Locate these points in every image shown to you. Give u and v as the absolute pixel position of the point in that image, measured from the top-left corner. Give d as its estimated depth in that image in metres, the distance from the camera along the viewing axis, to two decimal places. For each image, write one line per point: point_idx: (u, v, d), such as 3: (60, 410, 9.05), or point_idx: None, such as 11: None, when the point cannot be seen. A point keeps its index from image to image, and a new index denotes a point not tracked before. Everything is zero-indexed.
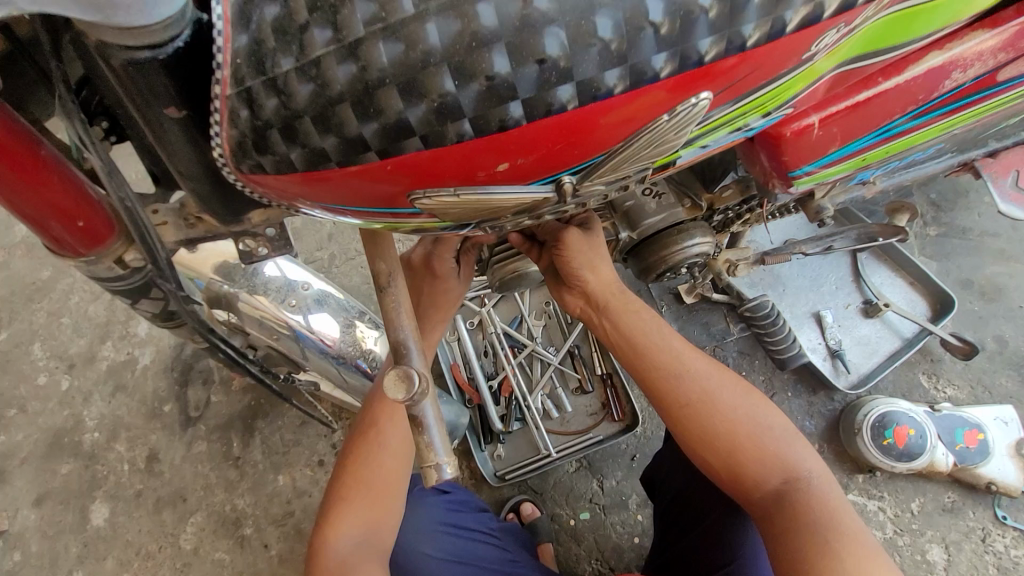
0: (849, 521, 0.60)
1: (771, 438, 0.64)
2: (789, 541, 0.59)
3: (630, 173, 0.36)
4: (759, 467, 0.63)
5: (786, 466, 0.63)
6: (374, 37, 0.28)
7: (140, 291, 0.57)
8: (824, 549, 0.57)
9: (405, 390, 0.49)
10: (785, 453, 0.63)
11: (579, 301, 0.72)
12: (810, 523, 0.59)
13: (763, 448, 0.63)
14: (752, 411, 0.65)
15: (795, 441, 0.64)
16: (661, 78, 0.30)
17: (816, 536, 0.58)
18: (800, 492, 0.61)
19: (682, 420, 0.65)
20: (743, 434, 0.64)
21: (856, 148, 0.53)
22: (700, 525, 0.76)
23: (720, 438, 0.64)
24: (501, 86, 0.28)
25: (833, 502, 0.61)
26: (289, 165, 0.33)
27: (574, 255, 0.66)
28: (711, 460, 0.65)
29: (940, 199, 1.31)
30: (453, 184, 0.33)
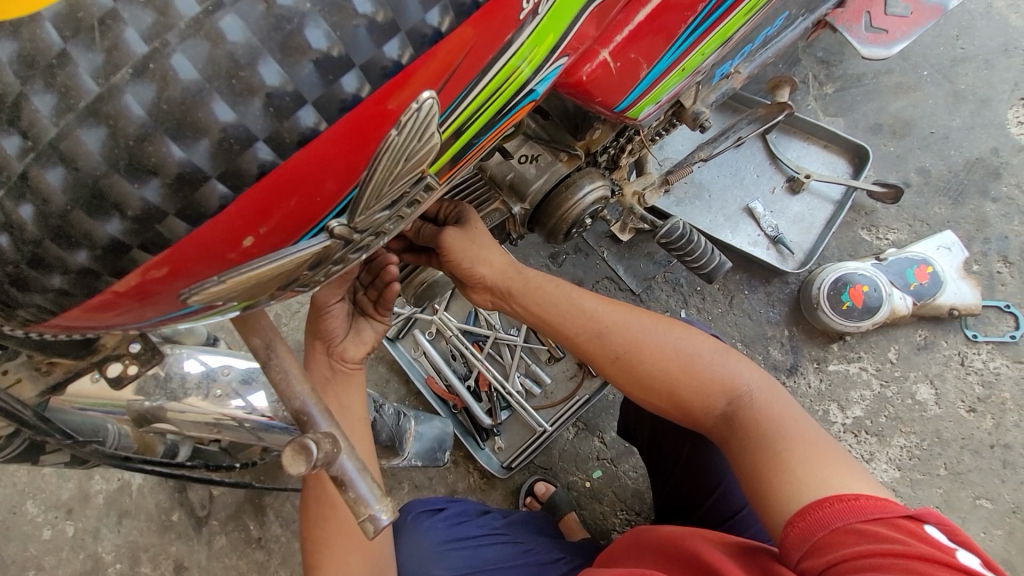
0: (797, 422, 0.60)
1: (703, 364, 0.65)
2: (745, 459, 0.60)
3: (405, 189, 0.34)
4: (699, 396, 0.64)
5: (727, 387, 0.63)
6: (36, 166, 0.26)
7: (34, 450, 0.55)
8: (777, 456, 0.57)
9: (307, 460, 0.46)
10: (720, 373, 0.64)
11: (485, 297, 0.73)
12: (760, 435, 0.59)
13: (699, 375, 0.64)
14: (679, 343, 0.66)
15: (728, 358, 0.65)
16: (362, 98, 0.27)
17: (766, 445, 0.58)
18: (744, 408, 0.62)
19: (618, 371, 0.67)
20: (676, 369, 0.65)
21: (669, 62, 0.51)
22: (679, 462, 0.78)
23: (657, 379, 0.65)
24: (188, 173, 0.26)
25: (777, 409, 0.61)
26: (46, 311, 0.31)
27: (460, 256, 0.67)
28: (657, 401, 0.66)
29: (828, 54, 1.30)
30: (213, 274, 0.30)
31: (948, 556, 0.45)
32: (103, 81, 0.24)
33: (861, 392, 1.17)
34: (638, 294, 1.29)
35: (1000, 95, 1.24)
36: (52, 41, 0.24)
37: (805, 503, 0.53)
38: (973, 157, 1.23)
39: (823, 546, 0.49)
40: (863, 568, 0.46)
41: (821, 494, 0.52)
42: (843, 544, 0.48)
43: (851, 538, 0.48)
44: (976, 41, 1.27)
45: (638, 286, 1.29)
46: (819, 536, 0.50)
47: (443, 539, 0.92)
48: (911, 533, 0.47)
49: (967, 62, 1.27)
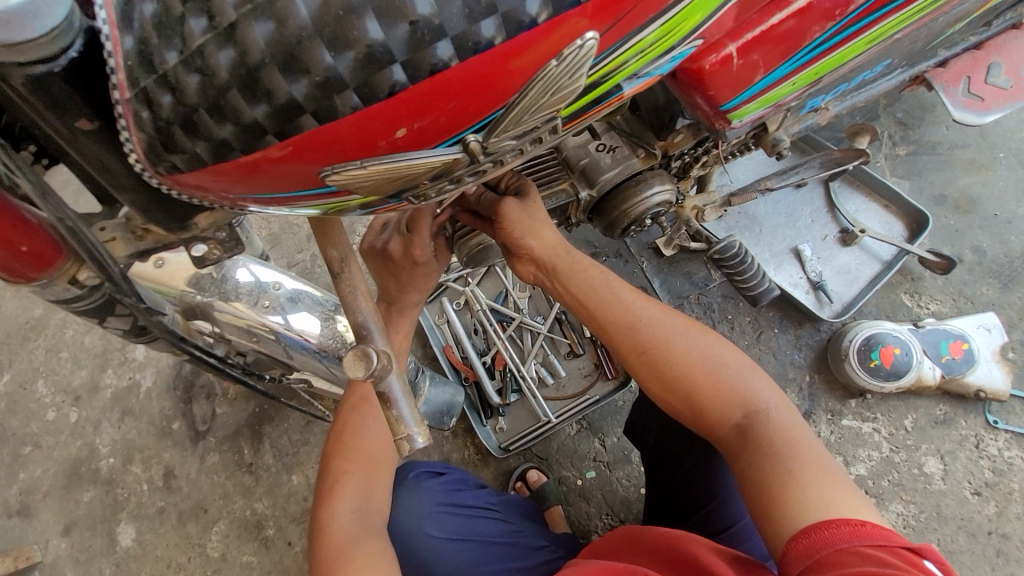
0: (809, 446, 0.63)
1: (727, 374, 0.68)
2: (753, 470, 0.62)
3: (537, 124, 0.36)
4: (717, 403, 0.67)
5: (746, 400, 0.66)
6: (248, 19, 0.28)
7: (105, 309, 0.59)
8: (785, 473, 0.60)
9: (365, 367, 0.50)
10: (742, 386, 0.67)
11: (529, 268, 0.75)
12: (771, 451, 0.62)
13: (721, 383, 0.67)
14: (708, 350, 0.69)
15: (752, 374, 0.68)
16: (538, 23, 0.30)
17: (776, 461, 0.61)
18: (760, 423, 0.65)
19: (642, 365, 0.69)
20: (700, 373, 0.68)
21: (783, 73, 0.53)
22: (681, 467, 0.81)
23: (679, 379, 0.68)
24: (378, 52, 0.29)
25: (792, 430, 0.64)
26: (200, 161, 0.34)
27: (513, 225, 0.69)
28: (674, 400, 0.69)
29: (907, 117, 1.30)
30: (357, 158, 0.33)
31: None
32: None
33: (869, 451, 1.17)
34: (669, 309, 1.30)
35: None
36: None
37: (808, 521, 0.55)
38: None
39: (826, 563, 0.52)
40: None
41: (820, 518, 0.55)
42: (846, 564, 0.51)
43: (855, 559, 0.51)
44: None
45: (670, 301, 1.30)
46: (823, 554, 0.52)
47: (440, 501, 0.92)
48: (912, 563, 0.50)
49: None
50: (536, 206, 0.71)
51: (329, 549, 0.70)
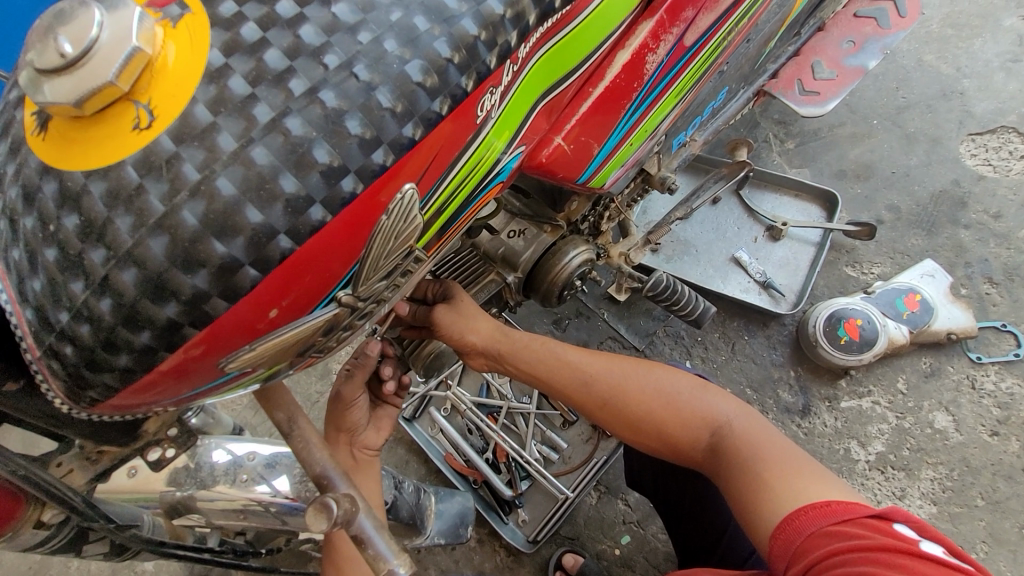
0: (776, 444, 0.67)
1: (684, 400, 0.74)
2: (732, 482, 0.66)
3: (397, 262, 0.42)
4: (684, 429, 0.73)
5: (707, 418, 0.72)
6: (116, 270, 0.34)
7: (77, 539, 0.60)
8: (760, 477, 0.63)
9: (327, 518, 0.50)
10: (700, 408, 0.73)
11: (480, 359, 0.81)
12: (743, 459, 0.66)
13: (681, 409, 0.73)
14: (660, 383, 0.76)
15: (706, 393, 0.74)
16: (357, 194, 0.36)
17: (750, 468, 0.65)
18: (726, 436, 0.70)
19: (607, 414, 0.76)
20: (659, 406, 0.74)
21: (616, 139, 0.61)
22: (687, 507, 0.82)
23: (643, 418, 0.74)
24: (228, 261, 0.34)
25: (756, 433, 0.69)
26: (110, 389, 0.38)
27: (449, 328, 0.74)
28: (645, 438, 0.75)
29: (784, 115, 1.43)
30: (245, 343, 0.38)
31: (911, 546, 0.50)
32: (167, 202, 0.33)
33: (879, 426, 1.16)
34: (642, 350, 1.32)
35: (949, 134, 1.35)
36: (130, 178, 0.33)
37: (784, 515, 0.58)
38: (938, 190, 1.31)
39: (803, 550, 0.55)
40: (838, 564, 0.51)
41: (801, 504, 0.58)
42: (817, 546, 0.54)
43: (825, 539, 0.54)
44: (916, 90, 1.40)
45: (641, 342, 1.33)
46: (798, 543, 0.55)
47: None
48: (877, 528, 0.52)
49: (912, 108, 1.39)
50: (468, 304, 0.76)
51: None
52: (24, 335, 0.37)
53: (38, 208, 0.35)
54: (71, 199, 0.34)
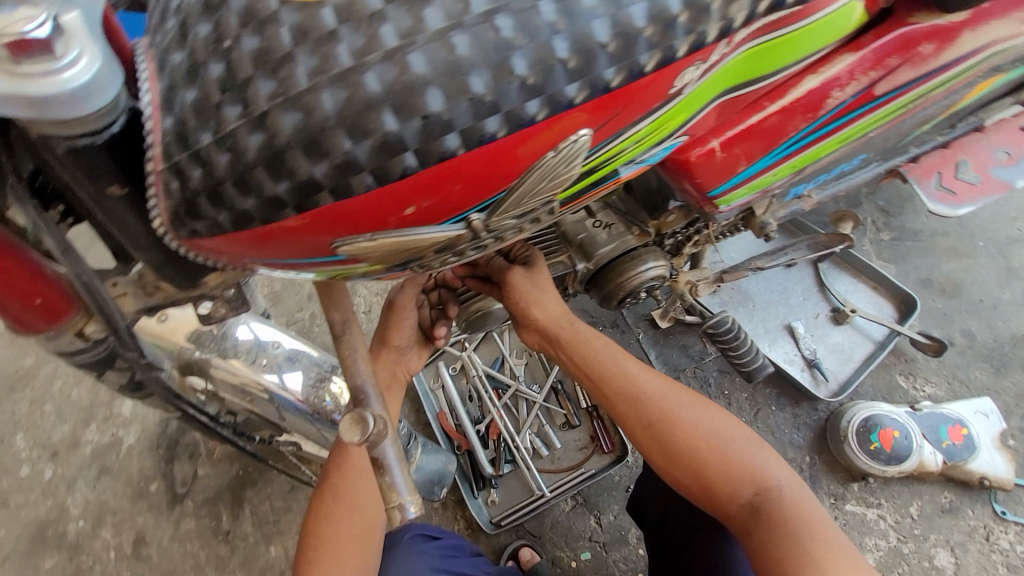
0: (822, 525, 0.68)
1: (737, 451, 0.72)
2: (771, 550, 0.67)
3: (537, 205, 0.39)
4: (729, 482, 0.71)
5: (757, 476, 0.71)
6: (277, 111, 0.32)
7: (106, 362, 0.59)
8: (804, 556, 0.66)
9: (360, 432, 0.50)
10: (751, 464, 0.71)
11: (535, 336, 0.79)
12: (787, 531, 0.67)
13: (730, 459, 0.71)
14: (715, 426, 0.73)
15: (760, 451, 0.72)
16: (536, 121, 0.33)
17: (793, 542, 0.67)
18: (772, 501, 0.69)
19: (649, 438, 0.74)
20: (708, 450, 0.72)
21: (766, 165, 0.56)
22: (693, 544, 0.83)
23: (687, 456, 0.72)
24: (393, 139, 0.32)
25: (803, 506, 0.69)
26: (219, 228, 0.37)
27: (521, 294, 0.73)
28: (681, 474, 0.73)
29: (888, 205, 1.37)
30: (369, 230, 0.36)
31: None
32: (357, 57, 0.31)
33: (877, 540, 1.12)
34: None
35: None
36: (327, 20, 0.31)
37: None
38: (1019, 334, 1.24)
39: None
40: None
41: None
42: None
43: None
44: None
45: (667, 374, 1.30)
46: None
47: (433, 565, 0.93)
48: None
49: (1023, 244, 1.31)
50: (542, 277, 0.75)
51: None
52: (151, 144, 0.35)
53: (216, 18, 0.33)
54: (256, 21, 0.32)
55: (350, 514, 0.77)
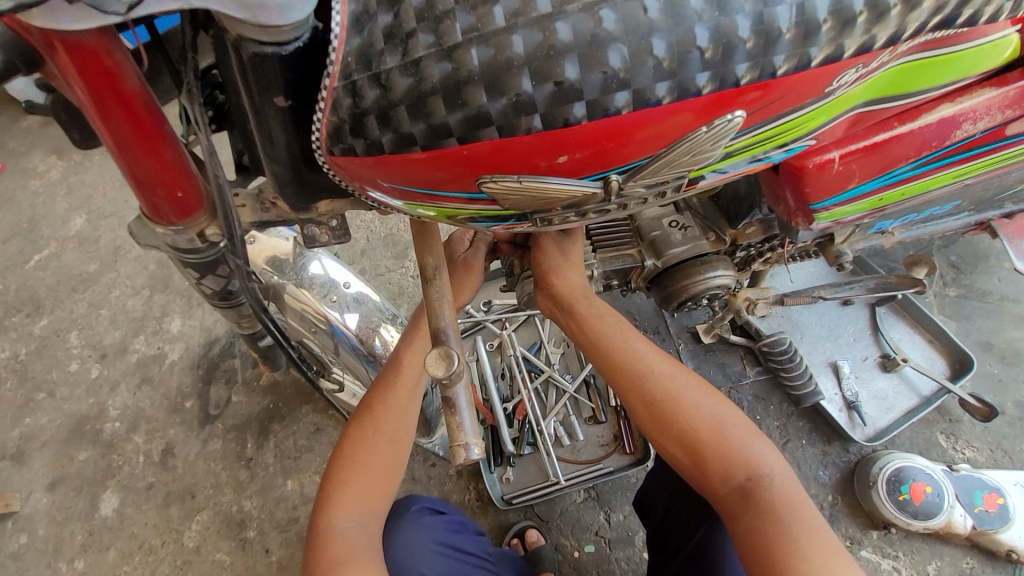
0: (810, 517, 0.67)
1: (734, 436, 0.72)
2: (757, 536, 0.67)
3: (669, 179, 0.41)
4: (722, 464, 0.71)
5: (749, 462, 0.71)
6: (468, 45, 0.34)
7: (210, 266, 0.63)
8: (787, 542, 0.65)
9: (445, 367, 0.53)
10: (746, 450, 0.71)
11: (550, 303, 0.82)
12: (774, 519, 0.67)
13: (725, 443, 0.72)
14: (714, 409, 0.74)
15: (757, 441, 0.72)
16: (702, 94, 0.35)
17: (779, 530, 0.66)
18: (763, 488, 0.69)
19: (649, 414, 0.75)
20: (706, 430, 0.72)
21: (875, 187, 0.57)
22: (692, 539, 0.86)
23: (685, 434, 0.73)
24: (569, 88, 0.34)
25: (793, 497, 0.69)
26: (378, 148, 0.39)
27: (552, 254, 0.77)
28: (677, 451, 0.74)
29: (960, 261, 1.34)
30: (518, 172, 0.38)
31: None
32: (555, 6, 0.33)
33: None
34: None
35: None
36: None
37: None
38: None
39: None
40: None
41: None
42: None
43: None
44: None
45: None
46: None
47: (437, 539, 0.92)
48: None
49: None
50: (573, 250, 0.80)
51: (331, 556, 0.73)
52: (332, 61, 0.36)
53: None
54: None
55: (393, 429, 0.80)
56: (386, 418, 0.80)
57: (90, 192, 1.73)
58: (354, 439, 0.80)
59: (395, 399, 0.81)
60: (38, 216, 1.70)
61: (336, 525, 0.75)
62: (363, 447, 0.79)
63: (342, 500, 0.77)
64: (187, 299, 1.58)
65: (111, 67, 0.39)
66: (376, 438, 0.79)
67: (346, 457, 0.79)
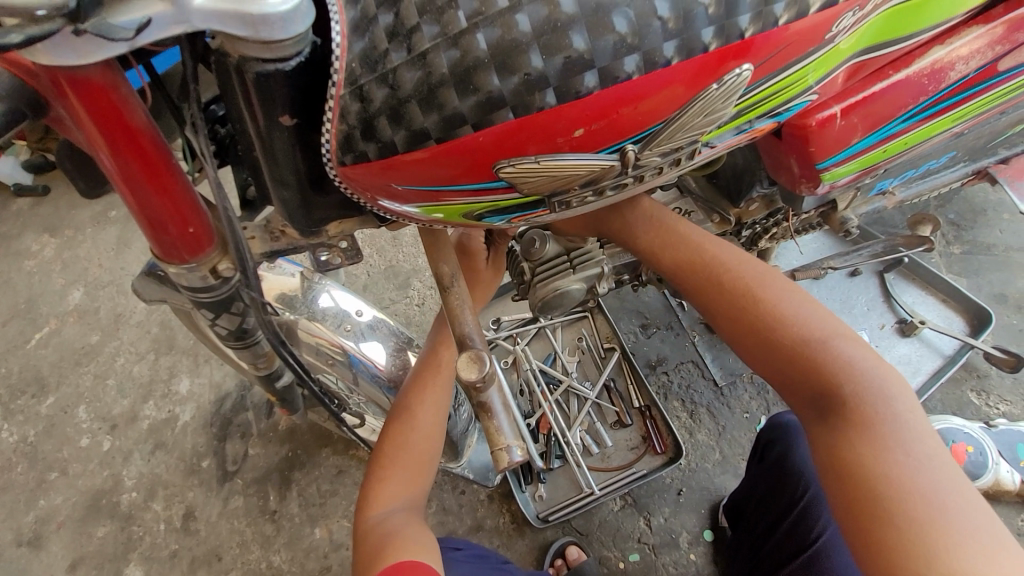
0: (948, 475, 0.52)
1: (870, 381, 0.58)
2: (871, 490, 0.52)
3: (682, 144, 0.44)
4: (853, 401, 0.57)
5: (872, 388, 0.57)
6: (475, 30, 0.35)
7: (222, 304, 0.61)
8: (900, 489, 0.51)
9: (478, 370, 0.52)
10: (887, 400, 0.57)
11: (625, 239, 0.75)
12: (901, 473, 0.52)
13: (849, 371, 0.58)
14: (849, 350, 0.60)
15: (902, 397, 0.57)
16: (709, 49, 0.38)
17: (897, 487, 0.51)
18: (898, 439, 0.54)
19: (757, 333, 0.63)
20: (831, 365, 0.58)
21: (878, 139, 0.58)
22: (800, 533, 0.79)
23: (805, 360, 0.60)
24: (579, 59, 0.36)
25: (943, 467, 0.53)
26: (391, 149, 0.39)
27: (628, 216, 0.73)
28: (786, 377, 0.61)
29: (959, 219, 1.35)
30: (534, 153, 0.40)
31: None
32: None
33: None
34: (720, 386, 1.39)
35: None
36: None
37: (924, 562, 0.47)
38: None
39: None
40: None
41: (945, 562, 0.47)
42: None
43: None
44: None
45: None
46: None
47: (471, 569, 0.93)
48: None
49: None
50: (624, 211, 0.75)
51: (368, 549, 0.71)
52: (336, 70, 0.35)
53: None
54: None
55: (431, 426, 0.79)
56: (414, 418, 0.79)
57: (85, 264, 1.73)
58: (386, 440, 0.78)
59: (424, 398, 0.80)
60: (35, 295, 1.69)
61: (374, 518, 0.74)
62: (394, 445, 0.78)
63: (380, 495, 0.75)
64: (193, 358, 1.56)
65: (116, 102, 0.39)
66: (408, 438, 0.78)
67: (380, 460, 0.78)
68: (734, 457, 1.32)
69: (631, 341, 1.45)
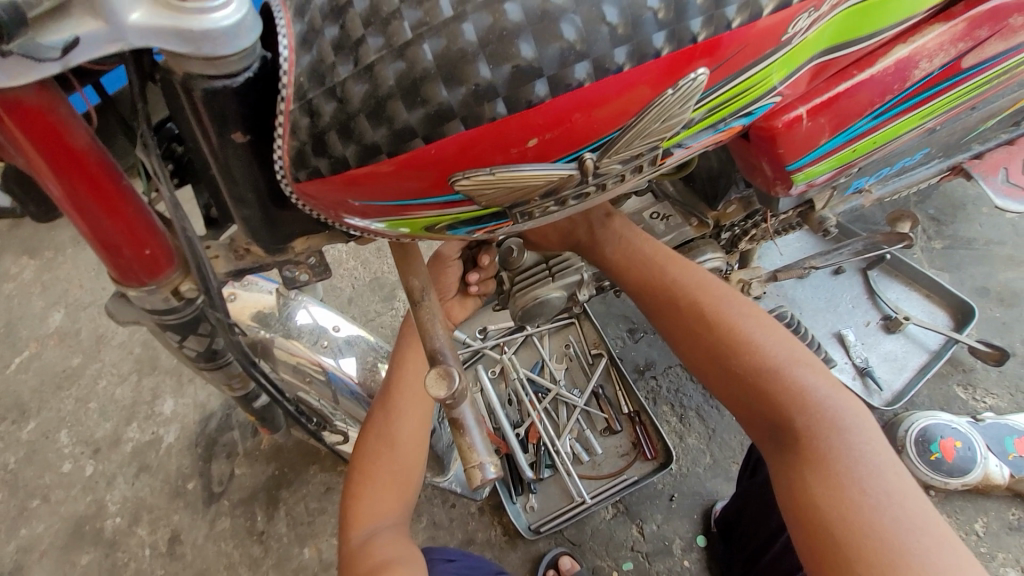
0: (907, 512, 0.53)
1: (824, 405, 0.59)
2: (822, 517, 0.55)
3: (642, 151, 0.43)
4: (805, 427, 0.59)
5: (829, 418, 0.58)
6: (420, 41, 0.34)
7: (189, 326, 0.60)
8: (861, 531, 0.52)
9: (446, 386, 0.51)
10: (840, 423, 0.58)
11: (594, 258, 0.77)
12: (851, 499, 0.54)
13: (804, 399, 0.59)
14: (802, 374, 0.61)
15: (854, 419, 0.59)
16: (663, 55, 0.37)
17: (847, 515, 0.54)
18: (850, 467, 0.56)
19: (716, 360, 0.64)
20: (784, 391, 0.60)
21: (847, 139, 0.58)
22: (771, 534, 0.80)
23: (761, 385, 0.61)
24: (528, 68, 0.35)
25: (893, 493, 0.54)
26: (343, 164, 0.38)
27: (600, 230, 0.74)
28: (744, 403, 0.63)
29: (939, 214, 1.36)
30: (489, 164, 0.39)
31: None
32: None
33: None
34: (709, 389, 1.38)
35: None
36: None
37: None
38: None
39: None
40: None
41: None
42: None
43: None
44: None
45: None
46: None
47: None
48: None
49: None
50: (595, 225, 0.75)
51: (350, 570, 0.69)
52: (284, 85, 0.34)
53: None
54: None
55: (413, 443, 0.77)
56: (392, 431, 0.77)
57: (66, 285, 1.70)
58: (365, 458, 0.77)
59: (396, 414, 0.77)
60: (15, 319, 1.65)
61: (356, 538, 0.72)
62: (372, 461, 0.76)
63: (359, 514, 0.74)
64: (177, 378, 1.53)
65: (55, 123, 0.38)
66: (387, 455, 0.76)
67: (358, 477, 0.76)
68: (725, 460, 1.31)
69: (619, 346, 1.44)
